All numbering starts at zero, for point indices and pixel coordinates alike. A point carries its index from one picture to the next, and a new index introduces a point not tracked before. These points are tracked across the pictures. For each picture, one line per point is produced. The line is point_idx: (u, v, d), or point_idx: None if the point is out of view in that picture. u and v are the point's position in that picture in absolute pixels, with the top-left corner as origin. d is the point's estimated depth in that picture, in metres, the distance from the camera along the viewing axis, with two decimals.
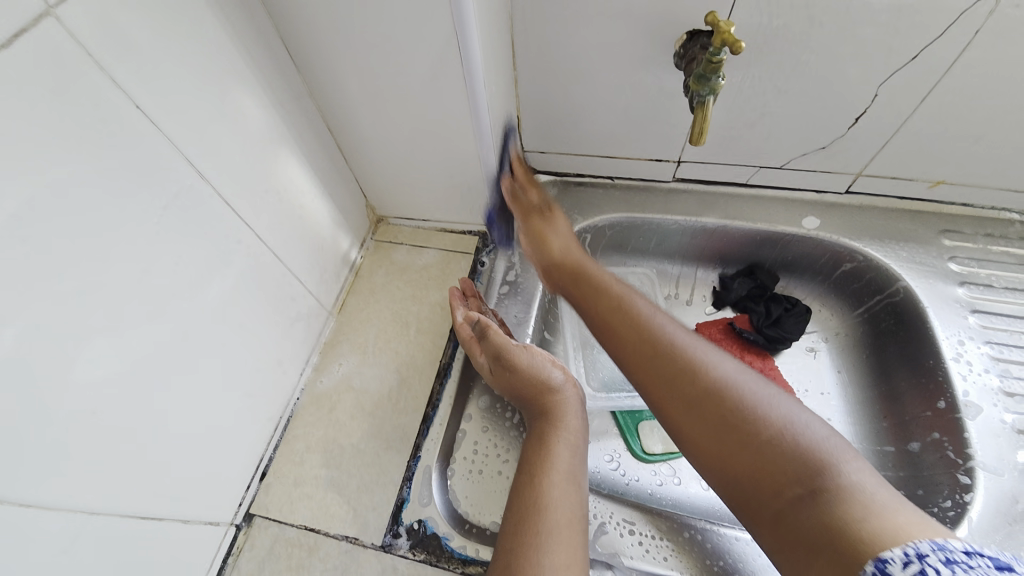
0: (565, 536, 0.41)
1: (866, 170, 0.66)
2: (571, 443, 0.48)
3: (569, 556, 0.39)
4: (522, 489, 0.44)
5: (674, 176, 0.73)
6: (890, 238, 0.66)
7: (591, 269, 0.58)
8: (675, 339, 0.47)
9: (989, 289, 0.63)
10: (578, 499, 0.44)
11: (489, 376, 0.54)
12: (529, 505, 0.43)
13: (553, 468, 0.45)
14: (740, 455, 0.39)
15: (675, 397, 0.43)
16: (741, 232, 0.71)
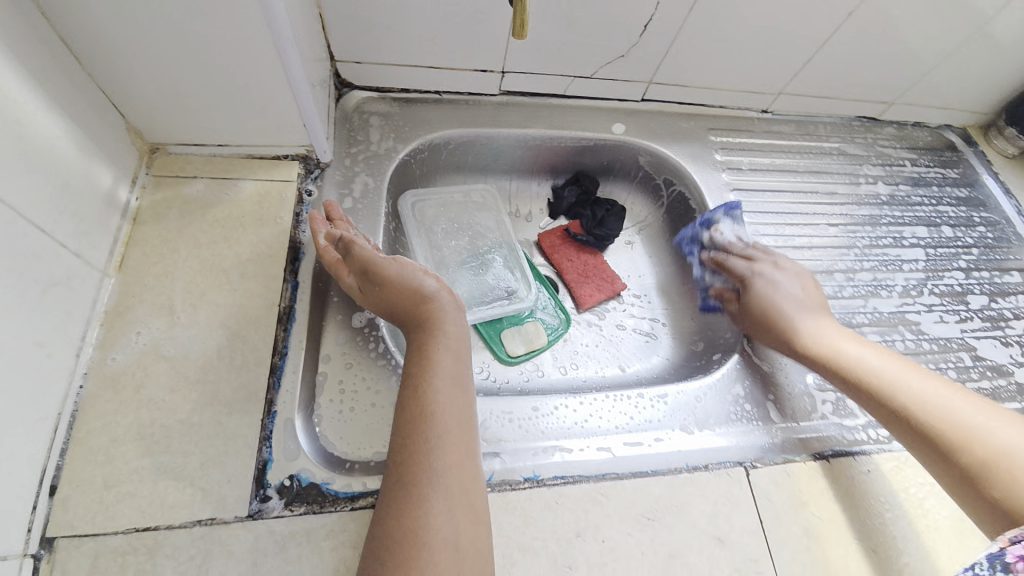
0: (457, 440, 0.41)
1: (654, 78, 0.76)
2: (459, 353, 0.47)
3: (458, 456, 0.41)
4: (405, 405, 0.43)
5: (500, 89, 0.74)
6: (675, 138, 0.79)
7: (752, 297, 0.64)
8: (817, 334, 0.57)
9: (740, 172, 0.79)
10: (465, 400, 0.44)
11: (359, 296, 0.50)
12: (414, 418, 0.42)
13: (435, 377, 0.44)
14: (898, 422, 0.50)
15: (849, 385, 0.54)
16: (564, 140, 0.77)
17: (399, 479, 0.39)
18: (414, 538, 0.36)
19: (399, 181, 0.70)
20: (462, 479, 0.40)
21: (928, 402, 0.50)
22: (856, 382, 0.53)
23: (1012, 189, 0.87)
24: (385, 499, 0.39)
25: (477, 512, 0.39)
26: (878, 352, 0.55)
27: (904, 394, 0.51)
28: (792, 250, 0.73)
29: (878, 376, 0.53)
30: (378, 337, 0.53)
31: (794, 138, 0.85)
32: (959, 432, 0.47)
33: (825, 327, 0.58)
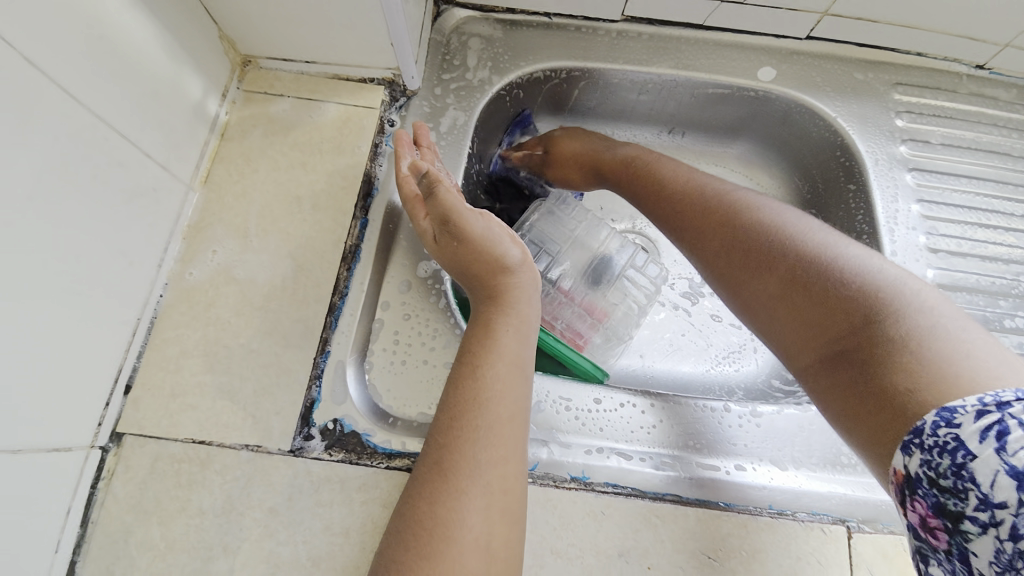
0: (508, 432, 0.36)
1: (831, 10, 0.57)
2: (526, 337, 0.41)
3: (505, 452, 0.35)
4: (456, 377, 0.38)
5: (622, 15, 0.62)
6: (841, 91, 0.61)
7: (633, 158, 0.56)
8: (737, 203, 0.46)
9: (927, 146, 0.59)
10: (524, 391, 0.39)
11: (430, 243, 0.45)
12: (466, 399, 0.37)
13: (496, 355, 0.39)
14: (810, 316, 0.38)
15: (734, 251, 0.44)
16: (690, 84, 0.63)
17: (437, 459, 0.35)
18: (441, 532, 0.32)
19: (490, 117, 0.63)
20: (505, 477, 0.34)
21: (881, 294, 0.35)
22: (759, 253, 0.42)
23: None
24: (418, 479, 0.35)
25: (515, 519, 0.34)
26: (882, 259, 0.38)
27: (820, 270, 0.38)
28: (977, 260, 0.55)
29: (768, 258, 0.41)
30: (443, 292, 0.49)
31: (1016, 108, 0.62)
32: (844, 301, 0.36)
33: (704, 177, 0.50)
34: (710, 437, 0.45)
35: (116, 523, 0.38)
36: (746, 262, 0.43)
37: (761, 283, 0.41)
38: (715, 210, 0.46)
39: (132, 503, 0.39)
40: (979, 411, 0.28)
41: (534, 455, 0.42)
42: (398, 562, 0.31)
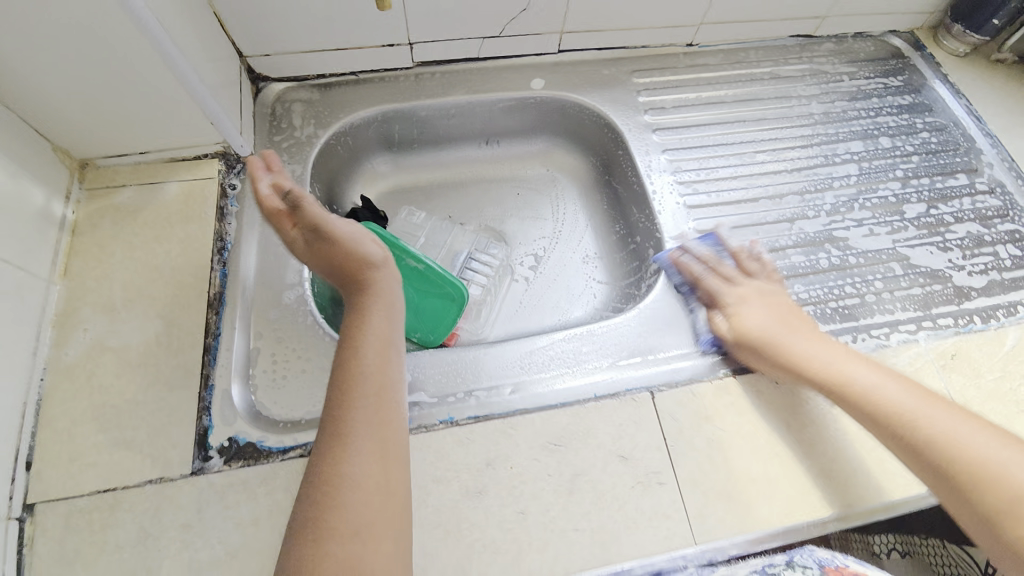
0: (384, 410, 0.45)
1: (566, 28, 0.76)
2: (393, 333, 0.50)
3: (380, 415, 0.44)
4: (339, 370, 0.46)
5: (414, 61, 0.77)
6: (597, 84, 0.79)
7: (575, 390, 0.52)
8: (845, 380, 0.51)
9: (664, 111, 0.78)
10: (392, 364, 0.48)
11: (303, 249, 0.54)
12: (343, 374, 0.46)
13: (364, 351, 0.47)
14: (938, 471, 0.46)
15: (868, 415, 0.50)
16: (483, 103, 0.79)
17: (328, 438, 0.43)
18: (337, 489, 0.40)
19: (325, 164, 0.74)
20: (382, 446, 0.43)
21: (962, 441, 0.46)
22: (873, 412, 0.50)
23: (961, 89, 0.84)
24: (313, 457, 0.42)
25: (399, 477, 0.42)
26: (900, 381, 0.51)
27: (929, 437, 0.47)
28: (710, 180, 0.72)
29: (896, 413, 0.49)
30: (309, 310, 0.58)
31: (722, 68, 0.83)
32: (953, 442, 0.46)
33: (795, 339, 0.55)
34: (548, 358, 0.57)
35: None
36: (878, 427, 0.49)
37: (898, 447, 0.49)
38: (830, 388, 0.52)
39: (50, 561, 0.43)
40: None
41: (405, 414, 0.52)
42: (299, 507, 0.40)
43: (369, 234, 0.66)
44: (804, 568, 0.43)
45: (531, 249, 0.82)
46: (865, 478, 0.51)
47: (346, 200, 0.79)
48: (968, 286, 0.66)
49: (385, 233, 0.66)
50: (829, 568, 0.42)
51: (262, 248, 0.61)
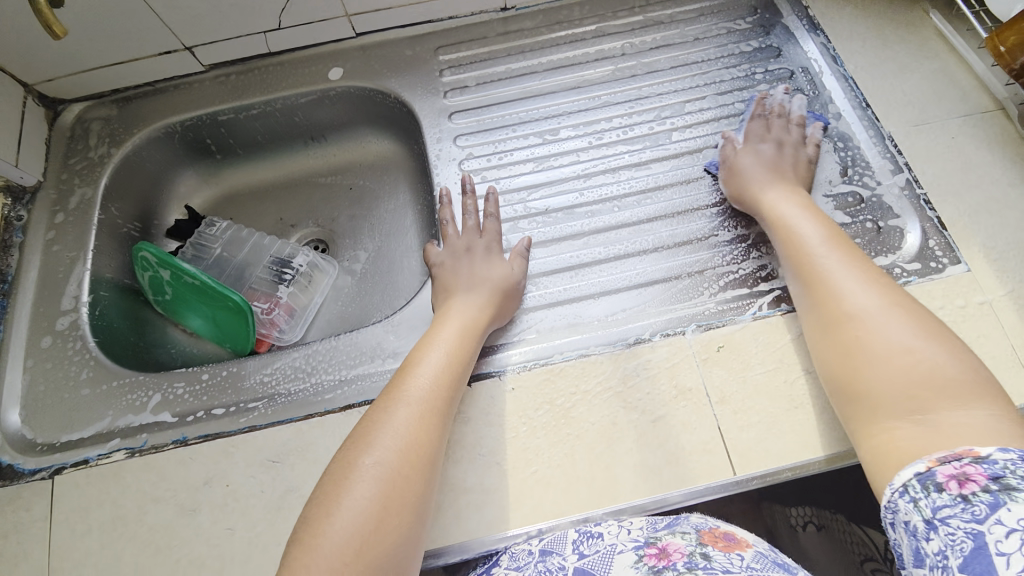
0: (430, 415, 0.48)
1: (347, 11, 0.71)
2: (470, 326, 0.55)
3: (391, 396, 0.49)
4: (431, 334, 0.55)
5: (204, 65, 0.75)
6: (397, 68, 0.75)
7: (416, 374, 0.50)
8: (818, 263, 0.52)
9: (466, 90, 0.73)
10: (423, 344, 0.54)
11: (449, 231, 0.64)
12: (433, 325, 0.56)
13: (455, 325, 0.55)
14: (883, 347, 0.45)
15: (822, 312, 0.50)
16: (284, 100, 0.75)
17: (358, 435, 0.47)
18: (337, 500, 0.42)
19: (128, 181, 0.74)
20: (403, 457, 0.45)
21: (875, 328, 0.46)
22: (832, 314, 0.49)
23: (820, 23, 0.73)
24: (333, 463, 0.46)
25: (410, 499, 0.44)
26: (864, 282, 0.49)
27: (877, 327, 0.46)
28: (508, 167, 0.69)
29: (839, 313, 0.48)
30: (79, 336, 0.62)
31: (538, 32, 0.75)
32: (866, 331, 0.46)
33: (792, 205, 0.58)
34: (296, 370, 0.58)
35: None
36: (829, 323, 0.49)
37: (841, 352, 0.47)
38: (807, 257, 0.53)
39: None
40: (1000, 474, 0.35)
41: (145, 435, 0.55)
42: (301, 529, 0.42)
43: (144, 253, 0.67)
44: (681, 532, 0.43)
45: (358, 247, 0.81)
46: (583, 482, 0.50)
47: (168, 214, 0.79)
48: (765, 263, 0.60)
49: (154, 250, 0.66)
50: (706, 532, 0.43)
51: (41, 279, 0.64)
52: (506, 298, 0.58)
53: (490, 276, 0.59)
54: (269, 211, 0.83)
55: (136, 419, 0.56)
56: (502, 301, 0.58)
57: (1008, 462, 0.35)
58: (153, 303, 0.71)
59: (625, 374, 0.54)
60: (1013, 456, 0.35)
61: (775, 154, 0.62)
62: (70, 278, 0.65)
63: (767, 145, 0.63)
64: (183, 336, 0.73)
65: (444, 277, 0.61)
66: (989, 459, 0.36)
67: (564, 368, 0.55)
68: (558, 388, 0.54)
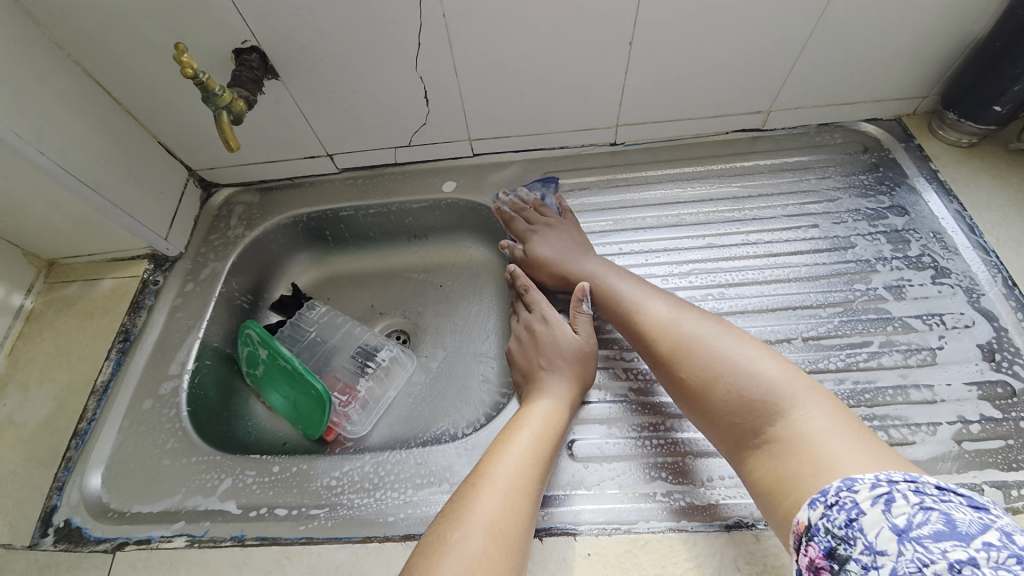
0: (521, 493, 0.47)
1: (471, 136, 0.79)
2: (557, 411, 0.55)
3: (484, 467, 0.49)
4: (519, 416, 0.56)
5: (339, 168, 0.84)
6: (506, 187, 0.80)
7: (509, 449, 0.51)
8: (641, 304, 0.60)
9: (568, 214, 0.76)
10: (513, 422, 0.55)
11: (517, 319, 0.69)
12: (522, 408, 0.57)
13: (547, 402, 0.56)
14: (728, 395, 0.48)
15: (655, 349, 0.56)
16: (399, 204, 0.82)
17: (452, 505, 0.46)
18: (435, 564, 0.40)
19: (252, 259, 0.81)
20: (494, 532, 0.43)
21: (708, 354, 0.51)
22: (660, 350, 0.55)
23: (951, 188, 0.69)
24: (426, 532, 0.45)
25: (507, 556, 0.43)
26: (708, 324, 0.54)
27: (699, 369, 0.51)
28: None
29: (671, 335, 0.55)
30: (174, 404, 0.65)
31: (644, 168, 0.78)
32: (699, 370, 0.51)
33: (618, 277, 0.65)
34: (360, 480, 0.56)
35: None
36: (673, 357, 0.54)
37: (687, 389, 0.52)
38: (637, 320, 0.59)
39: None
40: (873, 484, 0.36)
41: (206, 523, 0.55)
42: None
43: (250, 331, 0.72)
44: None
45: (438, 346, 0.81)
46: None
47: (274, 290, 0.85)
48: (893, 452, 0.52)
49: (259, 329, 0.71)
50: None
51: (158, 342, 0.70)
52: (586, 367, 0.60)
53: (565, 344, 0.62)
54: (363, 299, 0.87)
55: (203, 504, 0.56)
56: (584, 367, 0.60)
57: (824, 522, 0.36)
58: (244, 376, 0.75)
59: (724, 565, 0.47)
60: (818, 510, 0.37)
61: (574, 227, 0.72)
62: (183, 345, 0.70)
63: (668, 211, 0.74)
64: (261, 410, 0.75)
65: (521, 357, 0.64)
66: (815, 528, 0.37)
67: (649, 540, 0.49)
68: (640, 566, 0.47)
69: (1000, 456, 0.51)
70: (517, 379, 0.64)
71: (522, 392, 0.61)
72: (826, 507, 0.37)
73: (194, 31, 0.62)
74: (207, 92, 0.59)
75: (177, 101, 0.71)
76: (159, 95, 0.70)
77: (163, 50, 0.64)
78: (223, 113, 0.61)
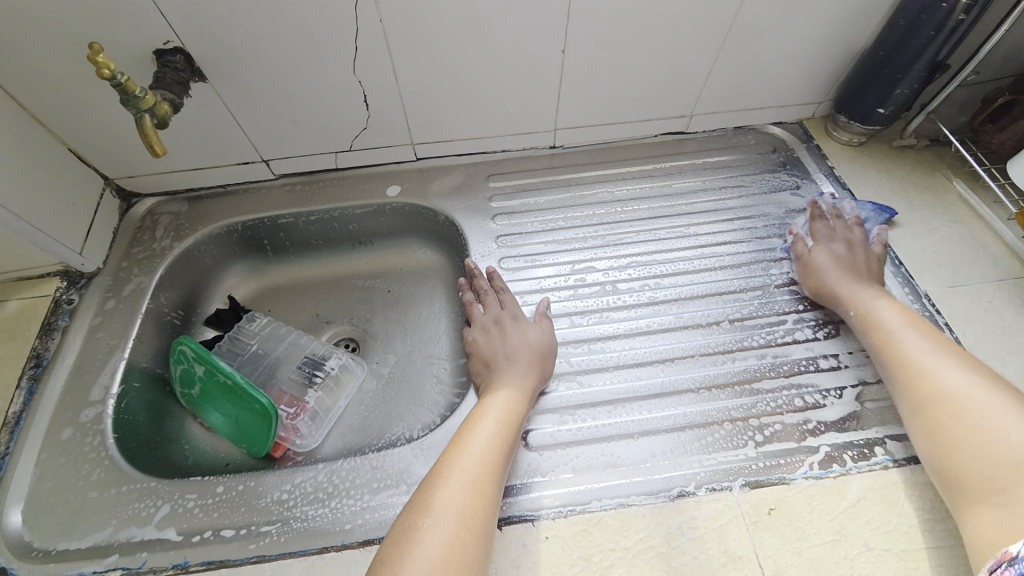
0: (487, 478, 0.49)
1: (414, 140, 0.79)
2: (518, 399, 0.57)
3: (451, 458, 0.51)
4: (481, 405, 0.57)
5: (276, 174, 0.81)
6: (451, 191, 0.81)
7: (473, 438, 0.52)
8: (899, 343, 0.56)
9: (514, 214, 0.78)
10: (479, 411, 0.56)
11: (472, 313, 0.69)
12: (483, 397, 0.59)
13: (504, 392, 0.58)
14: (976, 455, 0.45)
15: (910, 389, 0.53)
16: (341, 209, 0.81)
17: (421, 494, 0.48)
18: (405, 555, 0.42)
19: (183, 271, 0.77)
20: (462, 519, 0.45)
21: (967, 410, 0.48)
22: (910, 375, 0.53)
23: (845, 182, 0.79)
24: (395, 523, 0.46)
25: (477, 543, 0.44)
26: (964, 364, 0.51)
27: (960, 418, 0.48)
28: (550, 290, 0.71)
29: (926, 377, 0.52)
30: (99, 431, 0.60)
31: (584, 169, 0.82)
32: (954, 414, 0.48)
33: (872, 296, 0.62)
34: (314, 492, 0.54)
35: None
36: (919, 403, 0.51)
37: (934, 439, 0.49)
38: (892, 347, 0.56)
39: None
40: None
41: (143, 555, 0.51)
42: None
43: (183, 347, 0.68)
44: None
45: (389, 351, 0.81)
46: None
47: (209, 304, 0.81)
48: (808, 416, 0.59)
49: (194, 345, 0.67)
50: None
51: (75, 366, 0.64)
52: (545, 361, 0.62)
53: (528, 343, 0.63)
54: (308, 308, 0.85)
55: (139, 534, 0.52)
56: (544, 364, 0.62)
57: None
58: (179, 396, 0.70)
59: (670, 531, 0.50)
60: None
61: (847, 253, 0.67)
62: (106, 367, 0.65)
63: (837, 245, 0.68)
64: (199, 432, 0.70)
65: (481, 350, 0.65)
66: (1020, 560, 0.38)
67: (603, 518, 0.51)
68: (596, 542, 0.50)
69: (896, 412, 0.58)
70: (473, 371, 0.65)
71: (480, 385, 0.63)
72: None
73: (108, 30, 0.58)
74: (128, 94, 0.56)
75: (89, 104, 0.66)
76: (67, 98, 0.64)
77: (72, 49, 0.59)
78: (146, 116, 0.57)
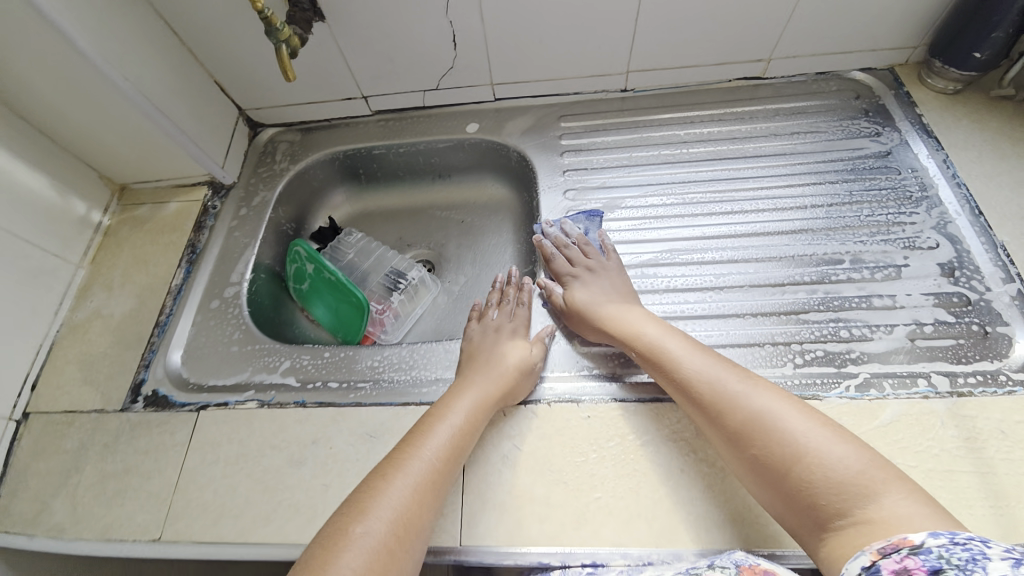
0: (434, 472, 0.52)
1: (494, 81, 0.87)
2: (479, 406, 0.58)
3: (414, 439, 0.54)
4: (454, 395, 0.59)
5: (373, 110, 0.93)
6: (525, 129, 0.88)
7: (435, 428, 0.55)
8: (695, 379, 0.54)
9: (581, 152, 0.84)
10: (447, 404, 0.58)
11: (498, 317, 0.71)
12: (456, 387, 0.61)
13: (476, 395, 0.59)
14: (803, 482, 0.45)
15: (718, 423, 0.51)
16: (427, 143, 0.91)
17: (378, 474, 0.51)
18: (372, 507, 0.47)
19: (296, 190, 0.91)
20: (409, 496, 0.49)
21: (781, 438, 0.47)
22: (719, 410, 0.52)
23: (932, 131, 0.76)
24: (371, 476, 0.51)
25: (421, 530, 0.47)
26: (757, 397, 0.51)
27: (778, 448, 0.47)
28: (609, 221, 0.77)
29: (738, 413, 0.50)
30: (238, 305, 0.76)
31: (653, 112, 0.86)
32: (774, 443, 0.47)
33: (664, 332, 0.60)
34: (399, 363, 0.67)
35: (18, 462, 0.65)
36: (736, 434, 0.50)
37: (755, 466, 0.48)
38: (689, 386, 0.54)
39: (27, 450, 0.66)
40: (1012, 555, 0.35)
41: (272, 392, 0.66)
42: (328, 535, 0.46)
43: (299, 248, 0.82)
44: (723, 569, 0.44)
45: (461, 271, 0.91)
46: (645, 519, 0.52)
47: (314, 221, 0.95)
48: (852, 346, 0.61)
49: (307, 247, 0.81)
50: (746, 572, 0.43)
51: (219, 256, 0.81)
52: (521, 375, 0.62)
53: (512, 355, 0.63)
54: (394, 231, 0.97)
55: (268, 379, 0.67)
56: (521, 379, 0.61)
57: (941, 548, 0.36)
58: (291, 291, 0.86)
59: None
60: (943, 541, 0.37)
61: (618, 278, 0.69)
62: (241, 258, 0.81)
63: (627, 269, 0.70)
64: (306, 322, 0.86)
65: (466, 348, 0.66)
66: (922, 547, 0.37)
67: (638, 407, 0.59)
68: (630, 425, 0.57)
69: (947, 350, 0.59)
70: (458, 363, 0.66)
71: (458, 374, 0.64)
72: (949, 541, 0.37)
73: None
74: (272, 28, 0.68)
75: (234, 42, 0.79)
76: (219, 36, 0.78)
77: None
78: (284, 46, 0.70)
